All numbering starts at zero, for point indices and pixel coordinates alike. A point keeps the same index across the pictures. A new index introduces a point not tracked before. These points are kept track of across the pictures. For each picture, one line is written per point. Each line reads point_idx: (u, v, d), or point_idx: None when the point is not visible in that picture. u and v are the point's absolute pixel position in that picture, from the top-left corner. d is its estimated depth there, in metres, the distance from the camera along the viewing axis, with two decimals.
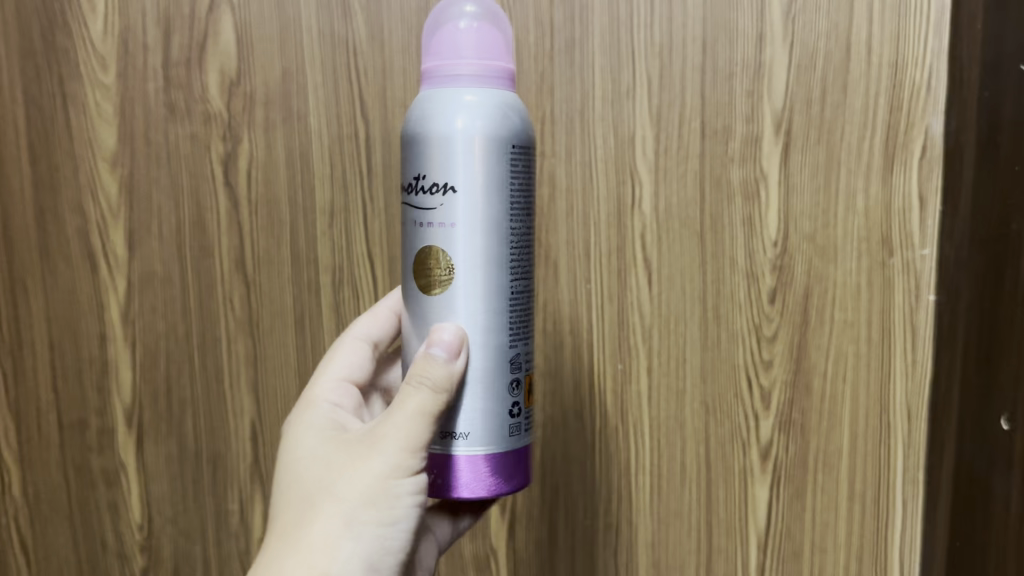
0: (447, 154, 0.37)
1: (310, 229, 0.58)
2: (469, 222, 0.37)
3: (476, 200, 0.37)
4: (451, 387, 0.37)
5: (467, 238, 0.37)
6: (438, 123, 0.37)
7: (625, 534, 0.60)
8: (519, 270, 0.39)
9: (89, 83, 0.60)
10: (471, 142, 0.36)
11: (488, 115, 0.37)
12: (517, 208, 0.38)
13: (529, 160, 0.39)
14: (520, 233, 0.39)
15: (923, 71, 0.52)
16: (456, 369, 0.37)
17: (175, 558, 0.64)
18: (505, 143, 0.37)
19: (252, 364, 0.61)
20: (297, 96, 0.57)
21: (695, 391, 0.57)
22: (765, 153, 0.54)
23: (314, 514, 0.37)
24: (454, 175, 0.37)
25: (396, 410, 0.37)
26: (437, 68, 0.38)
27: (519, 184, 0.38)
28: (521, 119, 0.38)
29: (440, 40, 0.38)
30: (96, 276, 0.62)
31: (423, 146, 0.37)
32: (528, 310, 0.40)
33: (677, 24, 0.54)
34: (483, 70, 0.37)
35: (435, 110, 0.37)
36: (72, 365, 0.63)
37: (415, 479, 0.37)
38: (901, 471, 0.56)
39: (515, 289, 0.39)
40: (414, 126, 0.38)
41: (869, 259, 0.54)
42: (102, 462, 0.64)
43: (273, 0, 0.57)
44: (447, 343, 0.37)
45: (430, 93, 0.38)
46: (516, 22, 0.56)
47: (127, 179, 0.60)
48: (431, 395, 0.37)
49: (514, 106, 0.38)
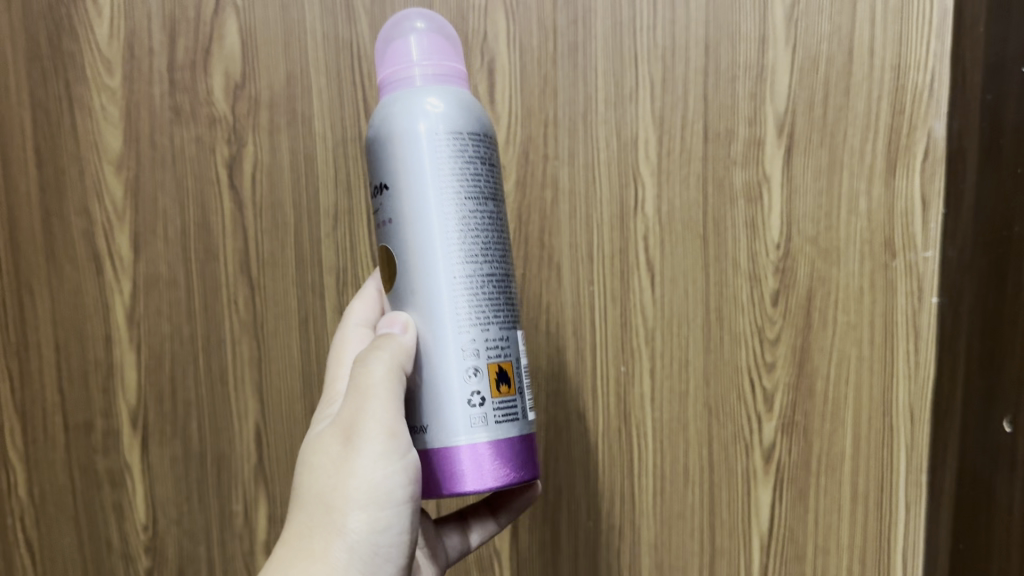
0: (413, 151, 0.38)
1: (314, 231, 0.59)
2: (439, 213, 0.38)
3: (446, 192, 0.38)
4: (408, 362, 0.38)
5: (442, 229, 0.38)
6: (400, 124, 0.38)
7: (628, 536, 0.60)
8: (488, 259, 0.39)
9: (95, 86, 0.60)
10: (435, 136, 0.38)
11: (447, 109, 0.38)
12: (486, 197, 0.40)
13: (492, 153, 0.41)
14: (484, 223, 0.39)
15: (925, 74, 0.52)
16: (407, 342, 0.38)
17: (179, 558, 0.65)
18: (467, 135, 0.39)
19: (256, 366, 0.61)
20: (302, 99, 0.58)
21: (698, 392, 0.57)
22: (768, 156, 0.54)
23: (309, 523, 0.37)
24: (420, 170, 0.38)
25: (367, 401, 0.37)
26: (393, 77, 0.39)
27: (480, 173, 0.39)
28: (479, 113, 0.40)
29: (392, 50, 0.40)
30: (101, 278, 0.62)
31: (386, 149, 0.39)
32: (502, 298, 0.40)
33: (680, 27, 0.54)
34: (438, 69, 0.39)
35: (395, 114, 0.38)
36: (78, 367, 0.63)
37: (401, 470, 0.37)
38: (905, 472, 0.56)
39: (484, 277, 0.39)
40: (377, 133, 0.39)
41: (872, 261, 0.54)
42: (107, 464, 0.64)
43: (277, 4, 0.57)
44: (397, 324, 0.39)
45: (389, 100, 0.39)
46: (519, 25, 0.56)
47: (133, 182, 0.61)
48: (387, 368, 0.37)
49: (470, 101, 0.40)
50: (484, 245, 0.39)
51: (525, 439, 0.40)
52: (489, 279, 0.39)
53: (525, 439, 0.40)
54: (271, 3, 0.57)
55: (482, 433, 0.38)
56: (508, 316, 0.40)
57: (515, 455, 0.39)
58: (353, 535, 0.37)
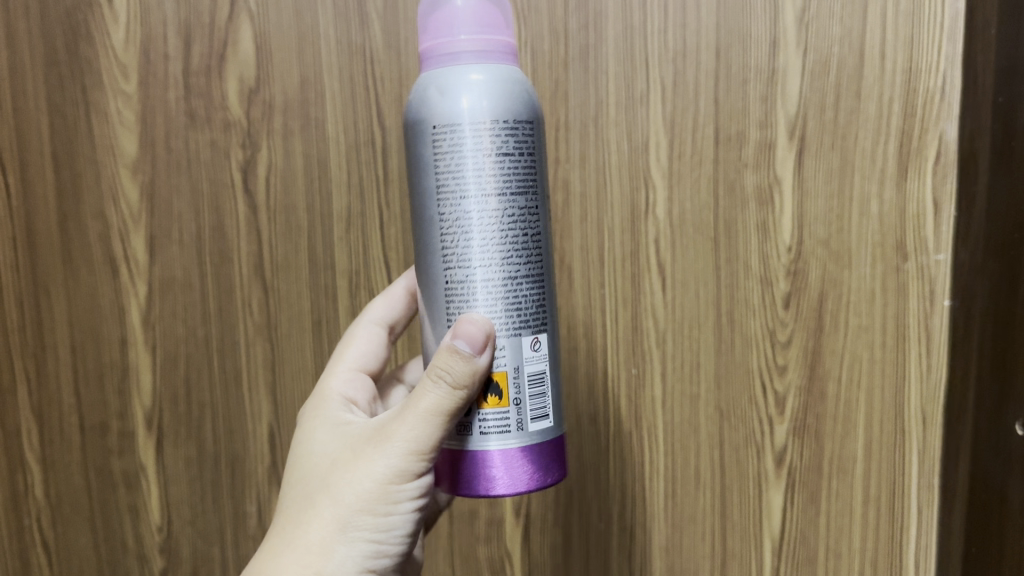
0: (454, 133, 0.37)
1: (327, 234, 0.59)
2: (482, 202, 0.37)
3: (485, 177, 0.37)
4: (471, 384, 0.36)
5: (479, 216, 0.37)
6: (442, 104, 0.37)
7: (639, 538, 0.60)
8: (531, 248, 0.39)
9: (111, 91, 0.61)
10: (478, 119, 0.37)
11: (492, 89, 0.37)
12: (528, 183, 0.38)
13: (539, 135, 0.39)
14: (529, 210, 0.38)
15: (937, 77, 0.52)
16: (480, 364, 0.36)
17: (193, 559, 0.65)
18: (512, 118, 0.38)
19: (270, 368, 0.61)
20: (316, 103, 0.58)
21: (709, 395, 0.57)
22: (779, 159, 0.54)
23: (312, 513, 0.37)
24: (463, 156, 0.37)
25: (408, 410, 0.37)
26: (436, 50, 0.38)
27: (526, 159, 0.38)
28: (525, 93, 0.39)
29: (437, 19, 0.38)
30: (117, 280, 0.63)
31: (428, 130, 0.38)
32: (543, 288, 0.39)
33: (691, 30, 0.55)
34: (484, 46, 0.38)
35: (439, 91, 0.37)
36: (94, 368, 0.64)
37: (417, 483, 0.37)
38: (916, 477, 0.55)
39: (528, 267, 0.38)
40: (420, 111, 0.38)
41: (883, 264, 0.54)
42: (123, 465, 0.65)
43: (292, 9, 0.58)
44: (473, 337, 0.36)
45: (431, 76, 0.38)
46: (530, 29, 0.57)
47: (149, 186, 0.61)
48: (449, 392, 0.36)
49: (518, 80, 0.38)
50: (521, 235, 0.38)
51: (555, 444, 0.39)
52: (526, 271, 0.38)
53: (557, 442, 0.40)
54: (285, 9, 0.58)
55: (513, 439, 0.38)
56: (547, 307, 0.39)
57: (543, 462, 0.39)
58: (353, 535, 0.37)
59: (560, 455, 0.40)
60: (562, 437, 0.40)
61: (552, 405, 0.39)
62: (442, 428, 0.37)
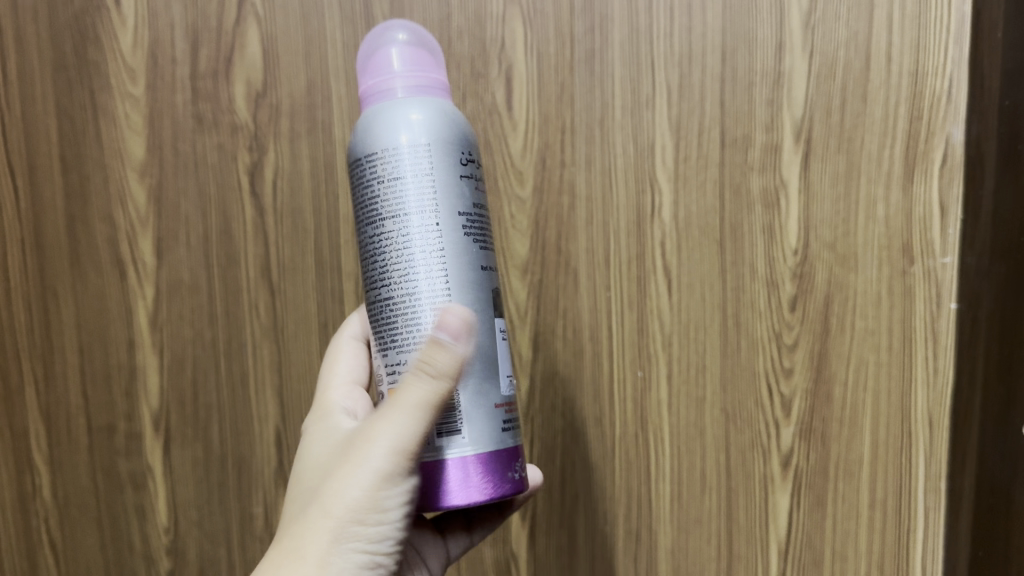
0: (395, 162, 0.38)
1: (333, 236, 0.60)
2: (423, 222, 0.38)
3: (427, 199, 0.38)
4: (452, 375, 0.37)
5: (422, 237, 0.38)
6: (382, 136, 0.38)
7: (645, 541, 0.60)
8: (475, 267, 0.39)
9: (120, 95, 0.61)
10: (418, 147, 0.38)
11: (430, 119, 0.39)
12: (469, 205, 0.40)
13: (473, 160, 0.41)
14: (470, 231, 0.39)
15: (943, 80, 0.52)
16: (461, 354, 0.36)
17: (200, 560, 0.65)
18: (451, 145, 0.39)
19: (276, 370, 0.62)
20: (323, 107, 0.58)
21: (715, 398, 0.57)
22: (785, 162, 0.54)
23: (304, 527, 0.37)
24: (403, 180, 0.38)
25: (392, 409, 0.37)
26: (375, 88, 0.40)
27: (463, 184, 0.40)
28: (461, 123, 0.40)
29: (373, 62, 0.40)
30: (125, 283, 0.63)
31: (370, 160, 0.39)
32: (489, 305, 0.40)
33: (697, 33, 0.55)
34: (419, 82, 0.40)
35: (379, 126, 0.39)
36: (101, 370, 0.64)
37: (403, 486, 0.38)
38: (923, 479, 0.55)
39: (471, 284, 0.39)
40: (362, 144, 0.39)
41: (890, 268, 0.54)
42: (130, 467, 0.65)
43: (299, 13, 0.58)
44: (451, 327, 0.36)
45: (371, 114, 0.40)
46: (536, 33, 0.56)
47: (156, 188, 0.62)
48: (430, 383, 0.36)
49: (451, 112, 0.40)
50: (462, 253, 0.39)
51: (496, 454, 0.39)
52: (472, 286, 0.39)
53: (500, 453, 0.39)
54: (292, 13, 0.58)
55: (440, 450, 0.38)
56: (490, 322, 0.40)
57: (484, 474, 0.39)
58: (346, 547, 0.37)
59: (505, 467, 0.40)
60: (507, 449, 0.40)
61: (467, 418, 0.39)
62: (426, 421, 0.37)
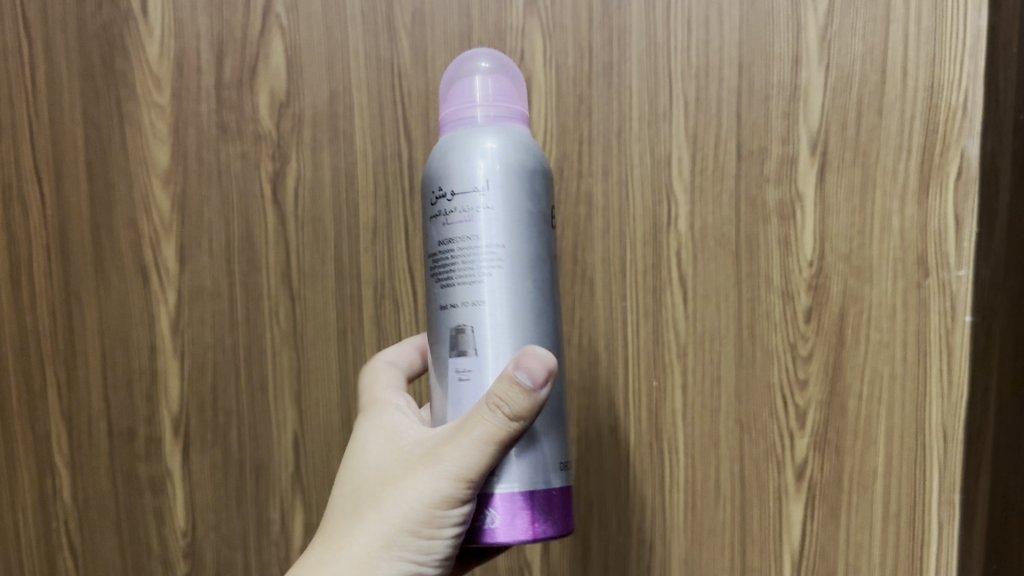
0: (466, 186, 0.39)
1: (354, 245, 0.61)
2: (492, 251, 0.39)
3: (495, 228, 0.39)
4: (525, 417, 0.36)
5: (486, 259, 0.39)
6: (458, 162, 0.40)
7: (659, 551, 0.60)
8: (535, 300, 0.40)
9: (146, 103, 0.62)
10: (492, 175, 0.39)
11: (506, 149, 0.40)
12: (534, 236, 0.40)
13: (547, 197, 0.42)
14: (535, 263, 0.40)
15: (959, 94, 0.52)
16: (538, 399, 0.36)
17: (217, 564, 0.66)
18: (524, 177, 0.40)
19: (296, 376, 0.62)
20: (344, 116, 0.60)
21: (730, 408, 0.58)
22: (801, 174, 0.55)
23: (358, 525, 0.38)
24: (476, 204, 0.39)
25: (461, 433, 0.36)
26: (456, 115, 0.41)
27: (536, 217, 0.40)
28: (537, 158, 0.41)
29: (456, 90, 0.42)
30: (147, 287, 0.64)
31: (446, 183, 0.40)
32: (545, 341, 0.40)
33: (714, 46, 0.55)
34: (498, 112, 0.41)
35: (455, 150, 0.40)
36: (123, 375, 0.65)
37: (460, 510, 0.37)
38: (937, 492, 0.55)
39: (530, 318, 0.40)
40: (439, 166, 0.41)
41: (905, 280, 0.54)
42: (149, 470, 0.66)
43: (322, 26, 0.59)
44: (533, 371, 0.36)
45: (451, 137, 0.41)
46: (556, 46, 0.57)
47: (180, 195, 0.63)
48: (502, 422, 0.36)
49: (530, 146, 0.41)
50: (521, 284, 0.39)
51: None
52: (516, 314, 0.39)
53: None
54: (316, 25, 0.59)
55: None
56: None
57: None
58: (396, 553, 0.37)
59: None
60: None
61: None
62: (493, 455, 0.36)
